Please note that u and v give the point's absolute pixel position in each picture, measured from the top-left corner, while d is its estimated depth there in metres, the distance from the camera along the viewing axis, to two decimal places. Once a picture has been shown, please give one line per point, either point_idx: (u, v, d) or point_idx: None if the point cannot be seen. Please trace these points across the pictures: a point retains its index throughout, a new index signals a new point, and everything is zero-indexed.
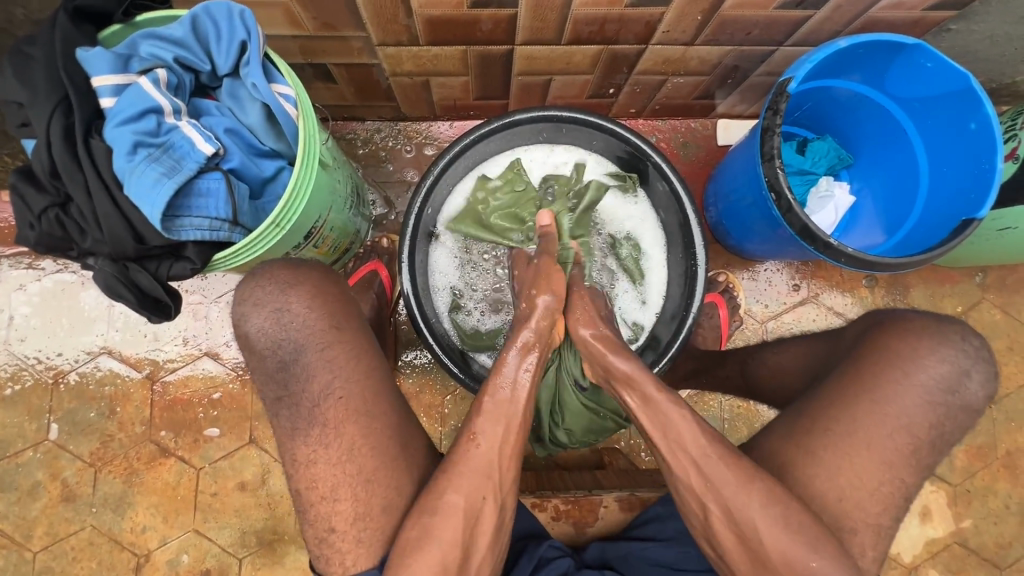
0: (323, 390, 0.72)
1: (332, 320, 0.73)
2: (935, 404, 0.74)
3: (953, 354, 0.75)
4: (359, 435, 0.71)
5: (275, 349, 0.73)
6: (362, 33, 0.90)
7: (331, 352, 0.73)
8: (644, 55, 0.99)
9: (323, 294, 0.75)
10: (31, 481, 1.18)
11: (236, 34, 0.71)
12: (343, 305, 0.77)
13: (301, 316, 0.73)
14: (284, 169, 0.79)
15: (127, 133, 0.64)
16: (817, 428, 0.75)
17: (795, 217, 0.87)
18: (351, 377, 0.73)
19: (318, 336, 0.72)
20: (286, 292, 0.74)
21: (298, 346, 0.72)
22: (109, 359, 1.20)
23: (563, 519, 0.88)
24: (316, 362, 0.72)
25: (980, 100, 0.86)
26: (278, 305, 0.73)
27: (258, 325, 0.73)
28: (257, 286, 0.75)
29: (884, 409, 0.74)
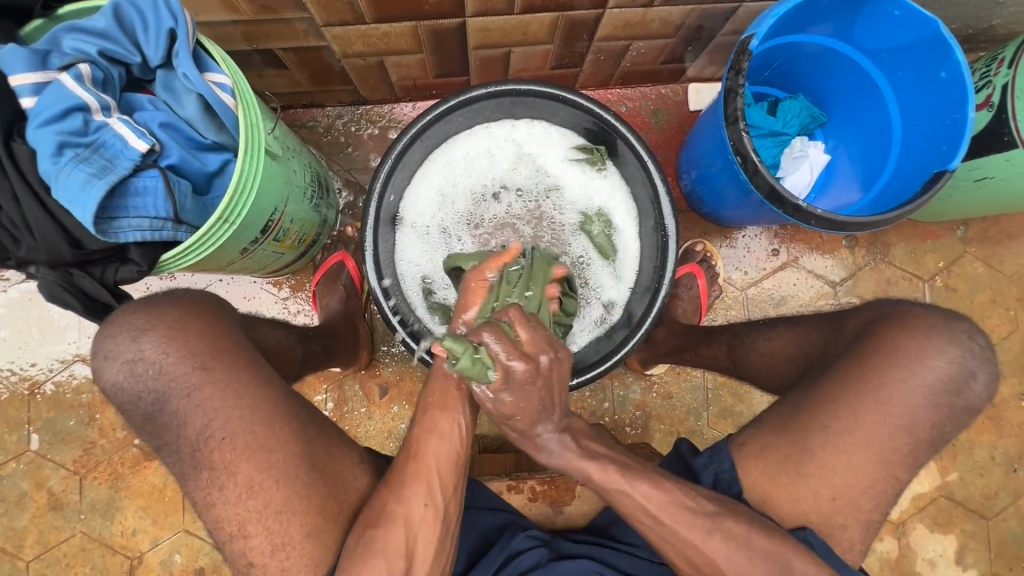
0: (200, 435, 0.67)
1: (198, 363, 0.68)
2: (940, 404, 0.75)
3: (960, 354, 0.75)
4: (256, 471, 0.67)
5: (136, 402, 0.68)
6: (304, 13, 0.86)
7: (199, 397, 0.67)
8: (602, 20, 0.95)
9: (184, 334, 0.69)
10: (17, 492, 1.18)
11: (163, 23, 0.67)
12: (210, 340, 0.70)
13: (156, 364, 0.67)
14: (230, 162, 0.76)
15: (50, 134, 0.61)
16: (818, 424, 0.76)
17: (761, 180, 0.85)
18: (232, 416, 0.67)
19: (180, 382, 0.67)
20: (137, 341, 0.68)
21: (159, 397, 0.67)
22: (84, 366, 1.19)
23: (540, 499, 0.88)
24: (185, 410, 0.67)
25: (948, 47, 0.83)
26: (129, 355, 0.68)
27: (111, 378, 0.68)
28: (120, 328, 0.69)
29: (888, 409, 0.75)
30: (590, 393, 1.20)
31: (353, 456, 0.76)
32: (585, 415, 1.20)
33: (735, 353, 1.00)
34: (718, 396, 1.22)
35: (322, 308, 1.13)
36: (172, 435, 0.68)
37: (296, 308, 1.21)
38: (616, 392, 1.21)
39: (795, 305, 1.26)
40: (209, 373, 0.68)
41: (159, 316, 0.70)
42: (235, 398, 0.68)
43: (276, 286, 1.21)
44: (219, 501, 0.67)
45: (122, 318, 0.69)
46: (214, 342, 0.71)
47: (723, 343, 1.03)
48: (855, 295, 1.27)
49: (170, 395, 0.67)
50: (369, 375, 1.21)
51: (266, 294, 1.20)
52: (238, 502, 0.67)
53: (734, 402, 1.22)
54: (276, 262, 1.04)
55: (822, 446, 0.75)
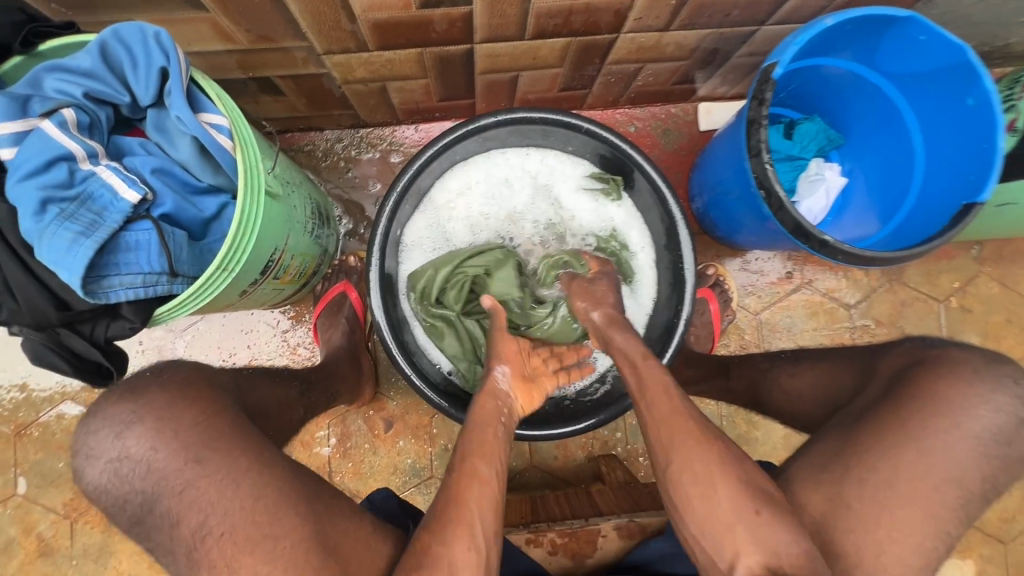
0: (198, 531, 0.60)
1: (189, 456, 0.62)
2: (990, 457, 0.66)
3: (1010, 403, 0.67)
4: (261, 563, 0.59)
5: (124, 505, 0.63)
6: (303, 42, 0.81)
7: (193, 493, 0.60)
8: (616, 44, 0.91)
9: (174, 425, 0.63)
10: (4, 538, 1.12)
11: (154, 61, 0.62)
12: (203, 428, 0.63)
13: (144, 462, 0.62)
14: (228, 205, 0.71)
15: (32, 190, 0.56)
16: (852, 476, 0.66)
17: (786, 215, 0.81)
18: (232, 509, 0.60)
19: (172, 480, 0.61)
20: (123, 437, 0.62)
21: (149, 498, 0.61)
22: (73, 405, 1.14)
23: (561, 552, 0.81)
24: (176, 510, 0.61)
25: (978, 75, 0.80)
26: (115, 453, 0.62)
27: (96, 479, 0.63)
28: (104, 422, 0.64)
29: (930, 460, 0.65)
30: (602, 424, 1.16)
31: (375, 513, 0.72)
32: (597, 445, 1.16)
33: (758, 390, 0.95)
34: (733, 422, 1.19)
35: (323, 342, 1.08)
36: (164, 537, 0.61)
37: (296, 340, 1.16)
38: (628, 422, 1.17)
39: (810, 328, 1.24)
40: (205, 465, 0.61)
41: (148, 404, 0.64)
42: (235, 487, 0.61)
43: (275, 318, 1.16)
44: None
45: (107, 410, 0.64)
46: (210, 430, 0.64)
47: (745, 374, 0.99)
48: (870, 317, 1.25)
49: (164, 495, 0.61)
50: (373, 408, 1.17)
51: (265, 326, 1.16)
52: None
53: (749, 429, 1.19)
54: (276, 298, 1.00)
55: (859, 499, 0.65)
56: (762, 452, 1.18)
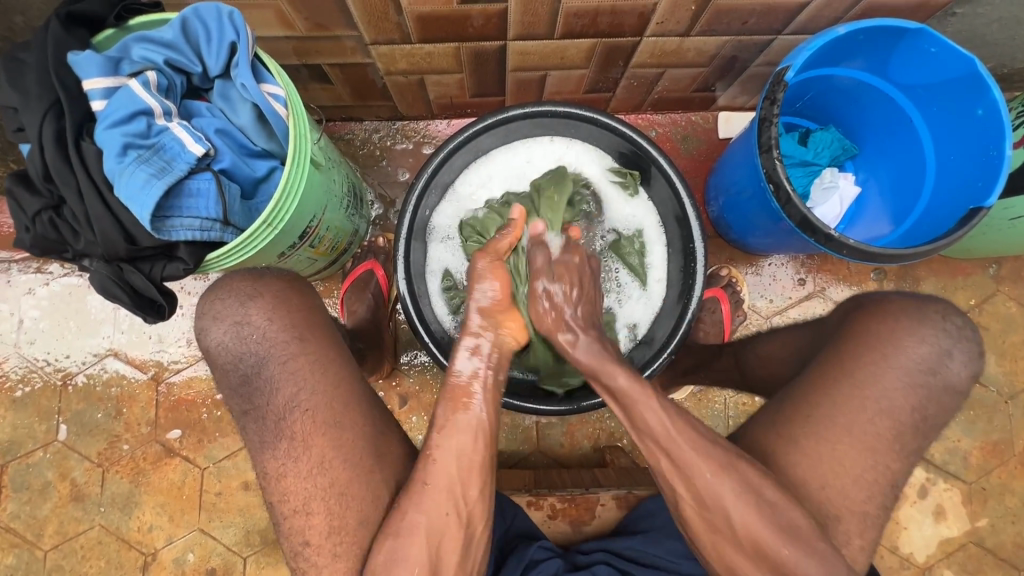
0: (289, 402, 0.72)
1: (294, 333, 0.74)
2: (916, 386, 0.72)
3: (933, 335, 0.73)
4: (329, 447, 0.70)
5: (237, 363, 0.73)
6: (354, 32, 0.90)
7: (293, 363, 0.73)
8: (640, 46, 0.97)
9: (287, 305, 0.75)
10: (41, 481, 1.20)
11: (226, 36, 0.71)
12: (307, 314, 0.76)
13: (260, 330, 0.73)
14: (276, 169, 0.79)
15: (117, 135, 0.64)
16: (799, 415, 0.73)
17: (794, 209, 0.85)
18: (319, 389, 0.72)
19: (280, 348, 0.73)
20: (246, 306, 0.74)
21: (260, 360, 0.73)
22: (115, 360, 1.22)
23: (560, 517, 0.88)
24: (278, 376, 0.72)
25: (987, 86, 0.83)
26: (237, 318, 0.74)
27: (217, 339, 0.74)
28: (228, 294, 0.76)
29: (865, 392, 0.72)
30: (609, 415, 1.19)
31: None
32: (603, 436, 1.19)
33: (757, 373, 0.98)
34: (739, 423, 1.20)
35: (348, 314, 1.15)
36: (263, 400, 0.72)
37: (322, 313, 1.24)
38: None
39: None
40: (306, 344, 0.74)
41: (265, 286, 0.76)
42: (323, 371, 0.73)
43: None
44: (291, 473, 0.70)
45: (233, 284, 0.76)
46: (311, 316, 0.77)
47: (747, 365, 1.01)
48: None
49: (271, 359, 0.73)
50: (389, 384, 1.22)
51: None
52: (311, 476, 0.70)
53: None
54: (308, 268, 1.07)
55: (806, 436, 0.71)
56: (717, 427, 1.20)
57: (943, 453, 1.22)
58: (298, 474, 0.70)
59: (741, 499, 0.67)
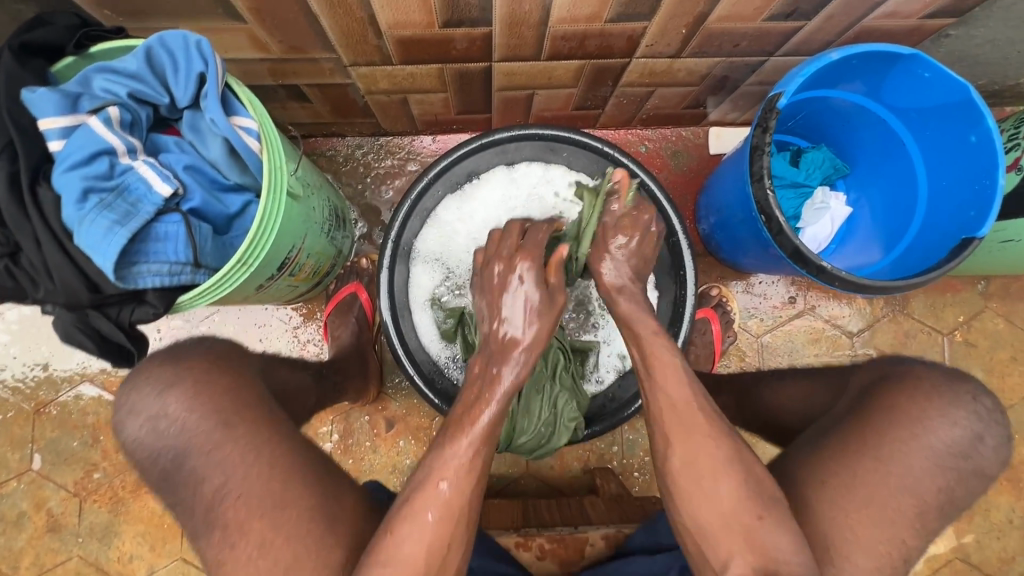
0: (216, 493, 0.64)
1: (217, 421, 0.66)
2: (946, 469, 0.68)
3: (965, 418, 0.69)
4: (268, 529, 0.62)
5: (154, 461, 0.66)
6: (332, 54, 0.86)
7: (218, 454, 0.65)
8: (629, 67, 0.94)
9: (207, 392, 0.68)
10: (16, 512, 1.16)
11: (194, 67, 0.67)
12: (233, 396, 0.68)
13: (177, 422, 0.66)
14: (251, 203, 0.76)
15: (76, 179, 0.60)
16: (817, 480, 0.68)
17: (785, 240, 0.83)
18: (251, 475, 0.64)
19: (200, 440, 0.65)
20: (162, 397, 0.67)
21: (180, 455, 0.65)
22: (91, 386, 1.18)
23: (548, 558, 0.86)
24: (202, 467, 0.65)
25: (981, 114, 0.82)
26: (152, 412, 0.67)
27: (133, 434, 0.67)
28: (147, 382, 0.68)
29: (888, 468, 0.67)
30: (599, 437, 1.18)
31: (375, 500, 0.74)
32: (593, 458, 1.18)
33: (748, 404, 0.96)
34: None
35: (332, 339, 1.11)
36: (188, 494, 0.65)
37: (306, 337, 1.20)
38: (625, 436, 1.19)
39: (813, 352, 1.25)
40: (232, 429, 0.66)
41: (186, 370, 0.69)
42: (255, 454, 0.65)
43: (287, 315, 1.20)
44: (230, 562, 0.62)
45: (149, 370, 0.69)
46: (237, 398, 0.69)
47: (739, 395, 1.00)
48: (872, 346, 1.25)
49: (192, 453, 0.65)
50: (376, 408, 1.20)
51: (277, 322, 1.20)
52: (251, 562, 0.61)
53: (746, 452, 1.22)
54: (290, 294, 1.04)
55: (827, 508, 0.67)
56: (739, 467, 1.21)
57: None
58: (237, 559, 0.61)
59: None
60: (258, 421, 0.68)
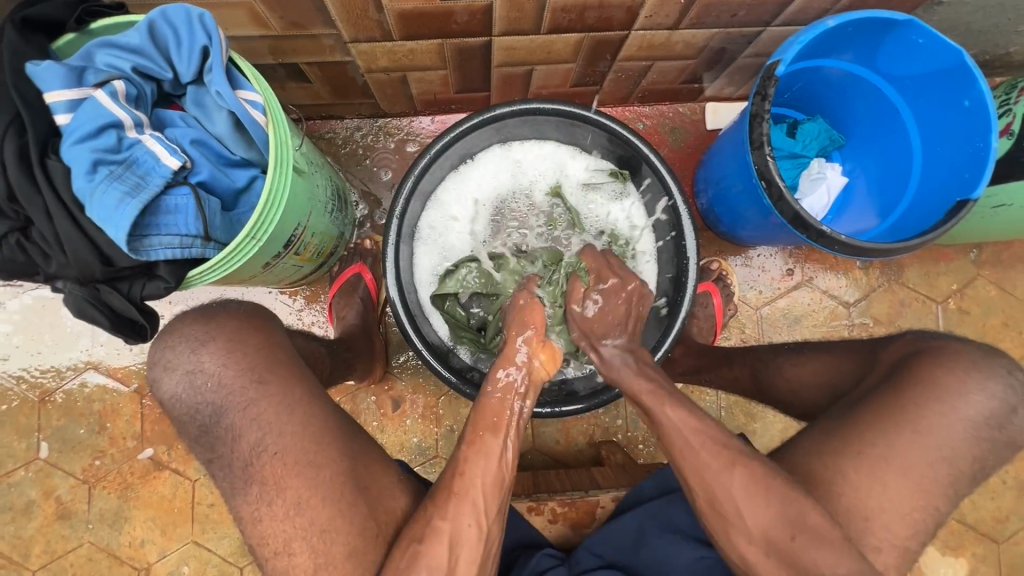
0: (254, 448, 0.68)
1: (252, 377, 0.70)
2: (980, 438, 0.71)
3: (1000, 390, 0.72)
4: (304, 487, 0.66)
5: (193, 414, 0.70)
6: (332, 30, 0.86)
7: (254, 411, 0.69)
8: (627, 40, 0.95)
9: (242, 346, 0.72)
10: (25, 500, 1.16)
11: (197, 39, 0.67)
12: (265, 353, 0.73)
13: (214, 377, 0.70)
14: (258, 178, 0.76)
15: (85, 151, 0.61)
16: (851, 449, 0.71)
17: (786, 206, 0.85)
18: (285, 430, 0.68)
19: (236, 397, 0.69)
20: (197, 353, 0.71)
21: (217, 410, 0.69)
22: (95, 374, 1.18)
23: (560, 521, 0.88)
24: (240, 423, 0.68)
25: (974, 77, 0.83)
26: (188, 367, 0.71)
27: (169, 391, 0.72)
28: (181, 339, 0.73)
29: (924, 438, 0.70)
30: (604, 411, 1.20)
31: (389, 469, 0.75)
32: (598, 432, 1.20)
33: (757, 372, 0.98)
34: (732, 414, 1.22)
35: (338, 320, 1.12)
36: (226, 449, 0.69)
37: (310, 320, 1.20)
38: (629, 409, 1.21)
39: (810, 323, 1.27)
40: (266, 386, 0.70)
41: (217, 330, 0.73)
42: (290, 411, 0.69)
43: (291, 298, 1.20)
44: (265, 517, 0.66)
45: (183, 329, 0.74)
46: (270, 355, 0.73)
47: (746, 366, 1.02)
48: (868, 316, 1.28)
49: (228, 408, 0.69)
50: (383, 388, 1.21)
51: (281, 305, 1.20)
52: (288, 517, 0.66)
53: (747, 420, 1.22)
54: (294, 275, 1.04)
55: (856, 471, 0.69)
56: (759, 442, 1.22)
57: None
58: (273, 517, 0.66)
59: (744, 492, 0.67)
60: (289, 377, 0.72)
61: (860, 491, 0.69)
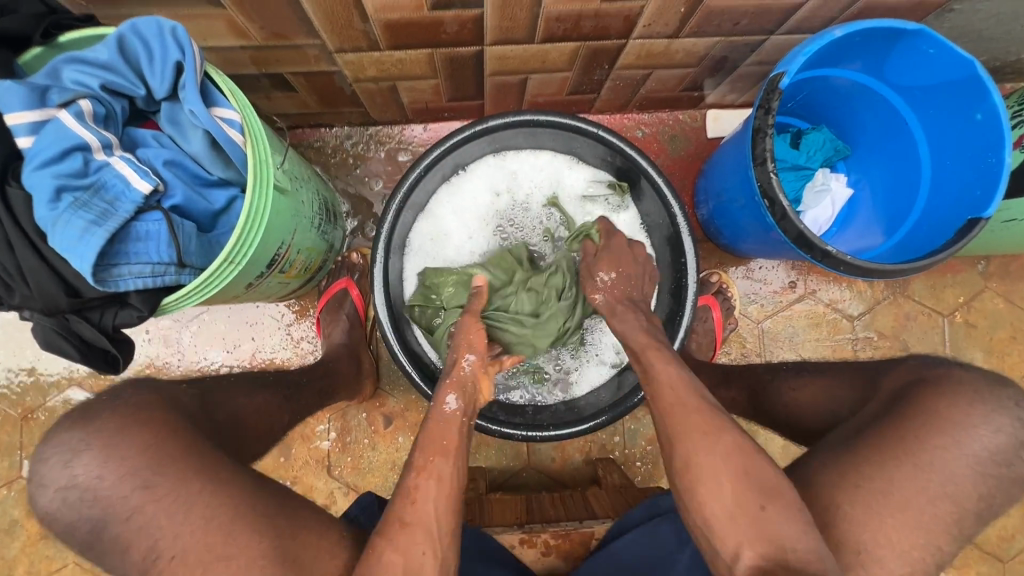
0: (149, 555, 0.59)
1: (138, 480, 0.60)
2: (988, 476, 0.67)
3: (1009, 424, 0.68)
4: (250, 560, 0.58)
5: (76, 528, 0.61)
6: (316, 40, 0.82)
7: (143, 518, 0.59)
8: (625, 49, 0.91)
9: (120, 449, 0.61)
10: (7, 520, 1.14)
11: (169, 55, 0.63)
12: (149, 452, 0.61)
13: (95, 485, 0.60)
14: (237, 198, 0.72)
15: (47, 177, 0.57)
16: (850, 479, 0.67)
17: (789, 224, 0.81)
18: (183, 530, 0.59)
19: (122, 504, 0.60)
20: (70, 464, 0.61)
21: (101, 520, 0.60)
22: (79, 390, 1.15)
23: (553, 552, 0.85)
24: (127, 533, 0.59)
25: (987, 90, 0.80)
26: (65, 478, 0.61)
27: (47, 503, 0.62)
28: (54, 446, 0.63)
29: (928, 475, 0.66)
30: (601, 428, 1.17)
31: None
32: (594, 449, 1.17)
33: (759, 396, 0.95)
34: None
35: (326, 337, 1.09)
36: (118, 559, 0.60)
37: (299, 334, 1.17)
38: (626, 426, 1.17)
39: (812, 337, 1.24)
40: (154, 490, 0.60)
41: (95, 431, 0.62)
42: (185, 511, 0.60)
43: (278, 313, 1.17)
44: None
45: (57, 436, 0.63)
46: (157, 454, 0.62)
47: (745, 386, 1.00)
48: (872, 329, 1.25)
49: (112, 519, 0.60)
50: (374, 405, 1.18)
51: (269, 319, 1.17)
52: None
53: None
54: (281, 292, 1.01)
55: (852, 503, 0.65)
56: None
57: None
58: None
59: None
60: (188, 473, 0.61)
61: None
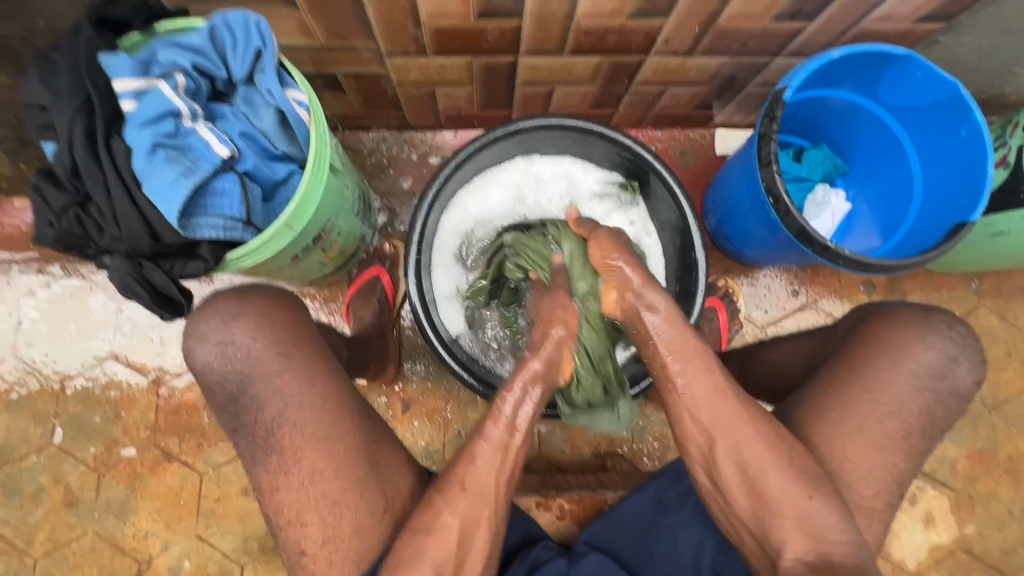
0: (276, 418, 0.72)
1: (279, 350, 0.73)
2: (924, 390, 0.74)
3: (940, 342, 0.75)
4: (325, 458, 0.71)
5: (222, 383, 0.72)
6: (372, 43, 0.93)
7: (280, 381, 0.72)
8: (644, 65, 1.02)
9: (270, 322, 0.74)
10: (34, 486, 1.18)
11: (252, 42, 0.73)
12: (292, 329, 0.75)
13: (244, 348, 0.72)
14: (296, 172, 0.81)
15: (147, 135, 0.67)
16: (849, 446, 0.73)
17: (792, 220, 0.89)
18: (316, 402, 0.73)
19: (265, 366, 0.72)
20: (228, 326, 0.73)
21: (243, 380, 0.72)
22: (115, 363, 1.21)
23: (567, 518, 0.93)
24: (264, 395, 0.72)
25: (969, 108, 0.89)
26: (220, 338, 0.72)
27: (201, 359, 0.73)
28: (212, 313, 0.74)
29: (875, 395, 0.74)
30: None
31: (402, 456, 0.78)
32: (604, 443, 1.20)
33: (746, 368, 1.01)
34: None
35: (355, 319, 1.16)
36: (250, 418, 0.72)
37: (328, 318, 1.24)
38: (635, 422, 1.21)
39: None
40: (289, 359, 0.73)
41: (247, 306, 0.75)
42: (310, 385, 0.73)
43: (309, 298, 1.24)
44: (282, 486, 0.71)
45: (216, 304, 0.75)
46: (295, 331, 0.76)
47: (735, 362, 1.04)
48: None
49: (257, 377, 0.72)
50: (394, 391, 1.23)
51: None
52: (302, 488, 0.70)
53: None
54: (318, 272, 1.08)
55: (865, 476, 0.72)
56: None
57: (934, 462, 1.25)
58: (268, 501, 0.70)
59: (763, 482, 0.70)
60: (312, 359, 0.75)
61: (859, 486, 0.72)
